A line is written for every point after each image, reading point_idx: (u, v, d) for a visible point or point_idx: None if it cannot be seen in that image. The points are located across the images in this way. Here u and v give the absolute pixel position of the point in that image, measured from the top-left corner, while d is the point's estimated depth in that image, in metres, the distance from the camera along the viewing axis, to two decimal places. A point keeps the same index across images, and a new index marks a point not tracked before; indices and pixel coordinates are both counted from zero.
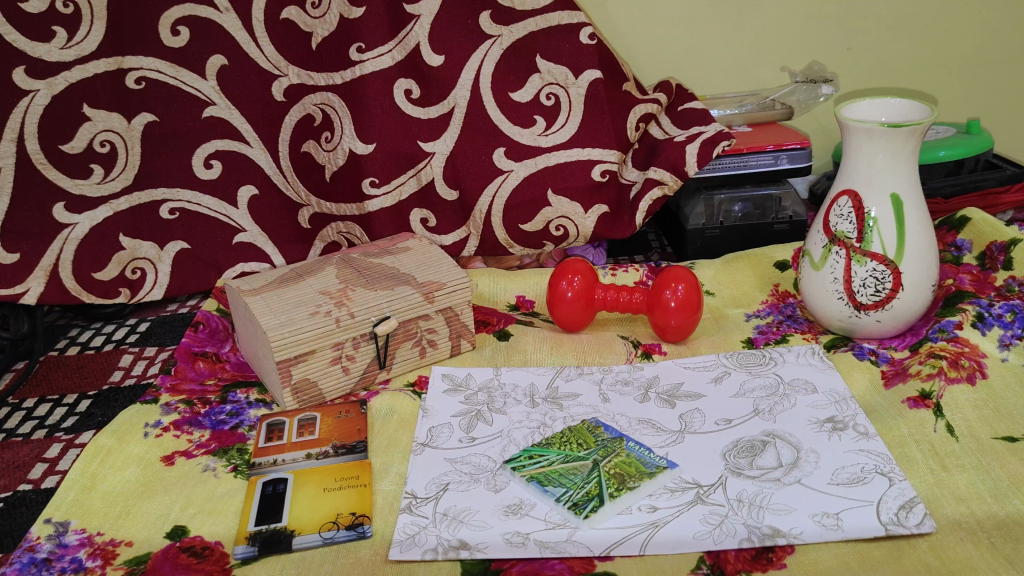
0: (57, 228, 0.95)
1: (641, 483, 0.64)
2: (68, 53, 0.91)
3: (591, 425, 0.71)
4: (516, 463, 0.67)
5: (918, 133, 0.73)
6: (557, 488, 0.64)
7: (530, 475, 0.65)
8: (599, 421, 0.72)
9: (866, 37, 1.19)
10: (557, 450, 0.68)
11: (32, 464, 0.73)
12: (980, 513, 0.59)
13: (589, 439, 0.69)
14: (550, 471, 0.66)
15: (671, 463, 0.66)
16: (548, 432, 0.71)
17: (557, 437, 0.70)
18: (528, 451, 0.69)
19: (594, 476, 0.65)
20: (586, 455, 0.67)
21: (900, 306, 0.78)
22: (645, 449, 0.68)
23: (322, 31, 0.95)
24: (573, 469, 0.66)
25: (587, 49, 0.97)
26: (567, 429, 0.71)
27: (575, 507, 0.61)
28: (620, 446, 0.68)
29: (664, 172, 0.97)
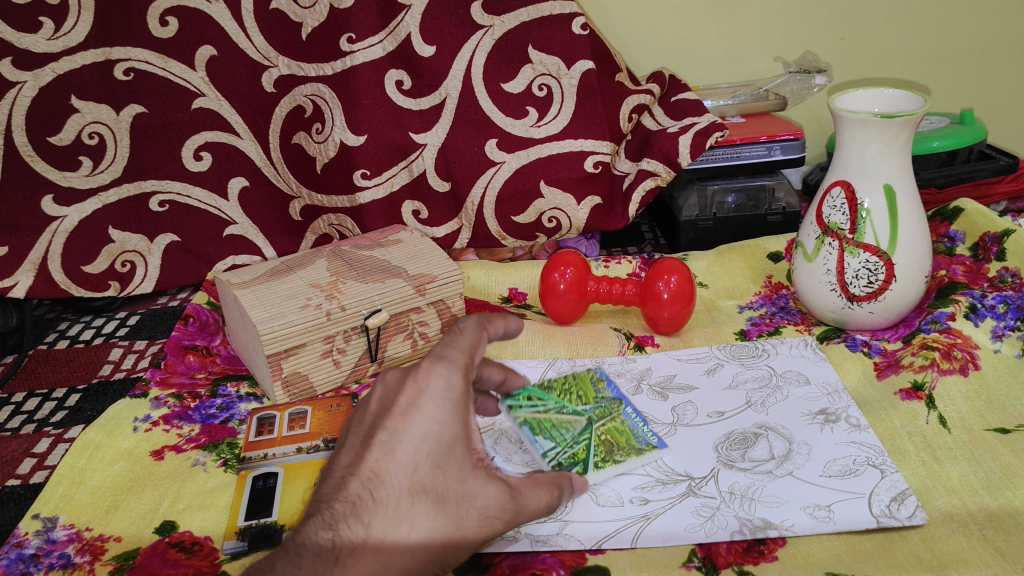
0: (46, 221, 0.94)
1: (628, 459, 0.65)
2: (56, 44, 0.90)
3: (594, 377, 0.74)
4: (514, 400, 0.66)
5: (912, 123, 0.73)
6: (547, 440, 0.64)
7: (525, 416, 0.66)
8: (603, 374, 0.75)
9: (860, 27, 1.19)
10: (556, 399, 0.69)
11: (21, 459, 0.73)
12: (971, 505, 0.59)
13: (590, 395, 0.71)
14: (545, 420, 0.66)
15: (662, 443, 0.66)
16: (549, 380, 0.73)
17: (560, 384, 0.72)
18: (531, 391, 0.69)
19: (586, 437, 0.66)
20: (583, 412, 0.68)
21: (893, 297, 0.78)
22: (640, 419, 0.69)
23: (311, 21, 0.94)
24: (566, 424, 0.67)
25: (579, 39, 0.96)
26: (570, 378, 0.73)
27: (559, 467, 0.62)
28: (616, 410, 0.70)
29: (658, 162, 0.97)
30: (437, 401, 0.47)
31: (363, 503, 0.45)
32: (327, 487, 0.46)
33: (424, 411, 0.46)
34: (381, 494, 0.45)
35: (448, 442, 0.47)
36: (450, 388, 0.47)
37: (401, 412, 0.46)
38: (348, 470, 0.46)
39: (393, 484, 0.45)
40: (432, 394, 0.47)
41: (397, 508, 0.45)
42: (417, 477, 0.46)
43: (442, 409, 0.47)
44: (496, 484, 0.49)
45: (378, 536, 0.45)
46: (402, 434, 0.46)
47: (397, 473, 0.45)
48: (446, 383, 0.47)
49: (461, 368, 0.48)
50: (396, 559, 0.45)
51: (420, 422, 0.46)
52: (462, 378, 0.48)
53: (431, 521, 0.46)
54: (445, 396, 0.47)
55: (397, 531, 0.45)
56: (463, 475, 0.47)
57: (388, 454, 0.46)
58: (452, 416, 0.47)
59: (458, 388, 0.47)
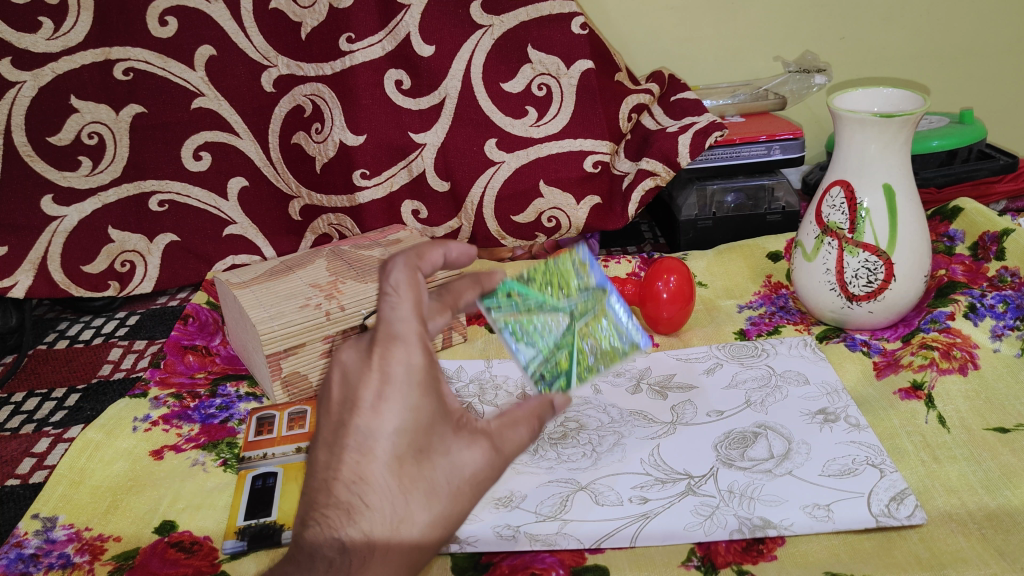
0: (46, 220, 0.94)
1: (611, 366, 0.63)
2: (55, 44, 0.90)
3: (576, 260, 0.67)
4: (492, 300, 0.61)
5: (911, 123, 0.72)
6: (528, 347, 0.62)
7: (506, 319, 0.61)
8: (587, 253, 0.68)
9: (860, 27, 1.19)
10: (537, 291, 0.64)
11: (21, 459, 0.73)
12: (970, 504, 0.59)
13: (572, 283, 0.66)
14: (526, 321, 0.63)
15: (646, 340, 0.64)
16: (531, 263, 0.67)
17: (539, 270, 0.66)
18: (510, 286, 0.63)
19: (569, 342, 0.63)
20: (564, 308, 0.64)
21: (892, 297, 0.78)
22: (623, 313, 0.66)
23: (311, 21, 0.93)
24: (546, 324, 0.63)
25: (579, 39, 0.96)
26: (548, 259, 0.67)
27: (542, 381, 0.61)
28: (599, 303, 0.66)
29: (657, 162, 0.97)
30: (401, 388, 0.42)
31: (356, 507, 0.42)
32: (313, 493, 0.43)
33: (391, 403, 0.42)
34: (371, 497, 0.42)
35: (425, 425, 0.43)
36: (412, 370, 0.42)
37: (369, 407, 0.42)
38: (328, 474, 0.42)
39: (379, 483, 0.42)
40: (396, 379, 0.42)
41: (391, 506, 0.42)
42: (402, 471, 0.42)
43: (410, 392, 0.42)
44: (483, 442, 0.45)
45: (382, 537, 0.42)
46: (375, 431, 0.42)
47: (380, 472, 0.42)
48: (406, 366, 0.42)
49: (417, 344, 0.43)
50: (405, 551, 0.42)
51: (390, 414, 0.42)
52: (424, 354, 0.43)
53: (430, 505, 0.43)
54: (409, 380, 0.42)
55: (396, 529, 0.42)
56: (446, 444, 0.44)
57: (365, 454, 0.41)
58: (422, 398, 0.42)
59: (422, 364, 0.43)
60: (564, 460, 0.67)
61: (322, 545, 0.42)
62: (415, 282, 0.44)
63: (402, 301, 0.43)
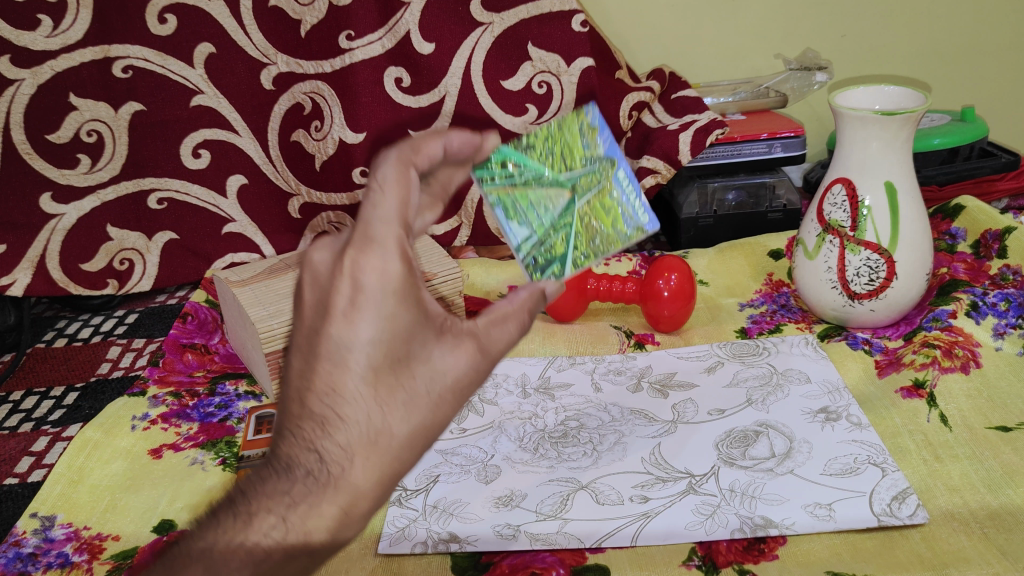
0: (45, 218, 0.94)
1: (612, 250, 0.63)
2: (54, 42, 0.89)
3: (583, 121, 0.63)
4: (484, 172, 0.60)
5: (912, 121, 0.72)
6: (522, 227, 0.60)
7: (498, 195, 0.60)
8: (596, 113, 0.63)
9: (861, 25, 1.18)
10: (537, 161, 0.61)
11: (19, 458, 0.73)
12: (972, 503, 0.59)
13: (577, 153, 0.62)
14: (520, 197, 0.60)
15: (651, 225, 0.63)
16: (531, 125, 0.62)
17: (541, 134, 0.62)
18: (505, 154, 0.60)
19: (570, 222, 0.61)
20: (566, 183, 0.61)
21: (894, 295, 0.77)
22: (630, 186, 0.63)
23: (311, 18, 0.93)
24: (545, 200, 0.61)
25: (580, 36, 0.95)
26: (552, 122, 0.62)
27: (534, 267, 0.61)
28: (606, 176, 0.63)
29: (658, 160, 0.97)
30: (376, 297, 0.40)
31: (331, 418, 0.40)
32: (288, 407, 0.42)
33: (365, 311, 0.40)
34: (346, 408, 0.40)
35: (402, 333, 0.41)
36: (386, 278, 0.40)
37: (341, 314, 0.40)
38: (302, 386, 0.41)
39: (353, 396, 0.40)
40: (372, 287, 0.40)
41: (368, 417, 0.41)
42: (378, 380, 0.41)
43: (387, 302, 0.40)
44: (465, 346, 0.44)
45: (359, 450, 0.41)
46: (348, 341, 0.40)
47: (355, 383, 0.40)
48: (379, 273, 0.40)
49: (394, 248, 0.40)
50: (384, 462, 0.41)
51: (364, 323, 0.40)
52: (401, 260, 0.40)
53: (409, 416, 0.41)
54: (384, 287, 0.40)
55: (375, 441, 0.41)
56: (427, 351, 0.42)
57: (339, 365, 0.40)
58: (399, 306, 0.40)
59: (399, 272, 0.40)
60: (565, 459, 0.67)
61: (298, 457, 0.41)
62: (402, 179, 0.43)
63: (382, 199, 0.42)
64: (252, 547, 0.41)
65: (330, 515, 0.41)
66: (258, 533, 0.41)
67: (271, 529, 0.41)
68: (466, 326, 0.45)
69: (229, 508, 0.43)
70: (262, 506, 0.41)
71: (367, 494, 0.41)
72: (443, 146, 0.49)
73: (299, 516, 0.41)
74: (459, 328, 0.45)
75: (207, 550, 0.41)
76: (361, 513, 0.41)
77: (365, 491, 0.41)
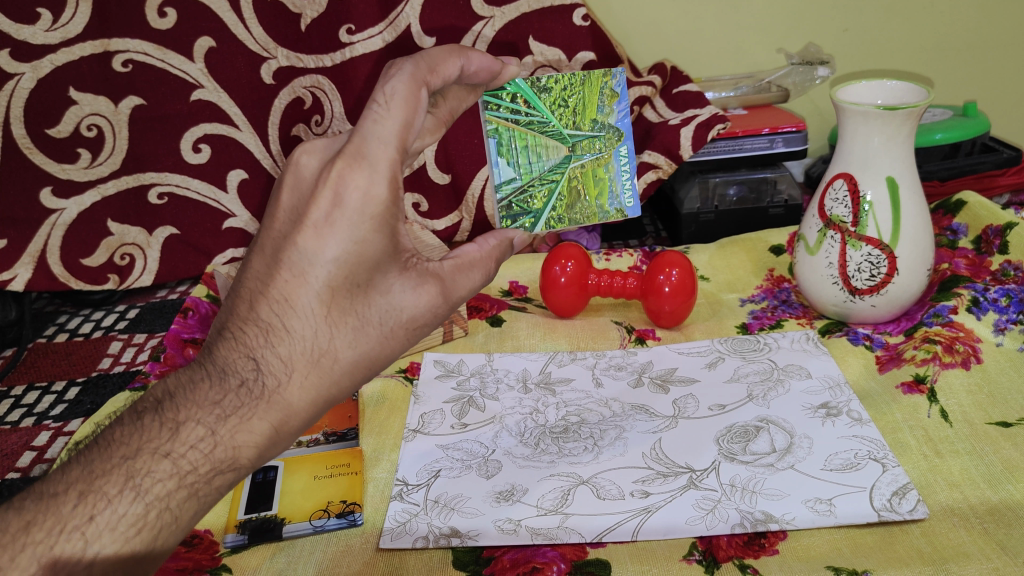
0: (45, 213, 0.94)
1: (587, 222, 0.76)
2: (53, 36, 0.89)
3: (607, 85, 0.73)
4: (494, 99, 0.71)
5: (914, 116, 0.72)
6: (510, 167, 0.72)
7: (495, 127, 0.71)
8: (623, 83, 0.73)
9: (862, 19, 1.18)
10: (552, 111, 0.72)
11: (21, 452, 0.73)
12: (972, 499, 0.59)
13: (590, 115, 0.73)
14: (516, 136, 0.72)
15: (630, 210, 0.77)
16: (558, 73, 0.72)
17: (562, 85, 0.72)
18: (521, 90, 0.71)
19: (557, 178, 0.74)
20: (568, 140, 0.73)
21: (894, 290, 0.77)
22: (627, 162, 0.75)
23: (311, 12, 0.93)
24: (542, 149, 0.73)
25: (580, 31, 0.97)
26: (581, 78, 0.72)
27: (508, 210, 0.74)
28: (608, 148, 0.75)
29: (659, 155, 0.98)
30: (350, 218, 0.45)
31: (276, 326, 0.46)
32: (239, 309, 0.47)
33: (337, 230, 0.45)
34: (295, 321, 0.46)
35: (366, 259, 0.46)
36: (368, 200, 0.45)
37: (313, 227, 0.45)
38: (259, 291, 0.46)
39: (303, 311, 0.46)
40: (348, 207, 0.45)
41: (316, 335, 0.46)
42: (333, 301, 0.46)
43: (360, 228, 0.45)
44: (424, 288, 0.50)
45: (301, 365, 0.46)
46: (312, 255, 0.45)
47: (309, 298, 0.46)
48: (363, 192, 0.45)
49: (382, 172, 0.46)
50: (323, 382, 0.47)
51: (333, 241, 0.45)
52: (385, 186, 0.46)
53: (355, 342, 0.47)
54: (362, 210, 0.45)
55: (319, 358, 0.46)
56: (388, 284, 0.48)
57: (299, 277, 0.45)
58: (372, 233, 0.46)
59: (377, 198, 0.45)
60: (566, 454, 0.67)
61: (235, 365, 0.46)
62: (410, 98, 0.48)
63: (387, 115, 0.47)
64: (176, 458, 0.45)
65: (261, 430, 0.46)
66: (184, 444, 0.45)
67: (198, 441, 0.45)
68: (431, 268, 0.51)
69: (155, 412, 0.47)
70: (192, 416, 0.46)
71: (297, 412, 0.47)
72: (460, 66, 0.56)
73: (231, 423, 0.46)
74: (424, 269, 0.50)
75: (129, 458, 0.45)
76: (289, 430, 0.47)
77: (295, 407, 0.47)
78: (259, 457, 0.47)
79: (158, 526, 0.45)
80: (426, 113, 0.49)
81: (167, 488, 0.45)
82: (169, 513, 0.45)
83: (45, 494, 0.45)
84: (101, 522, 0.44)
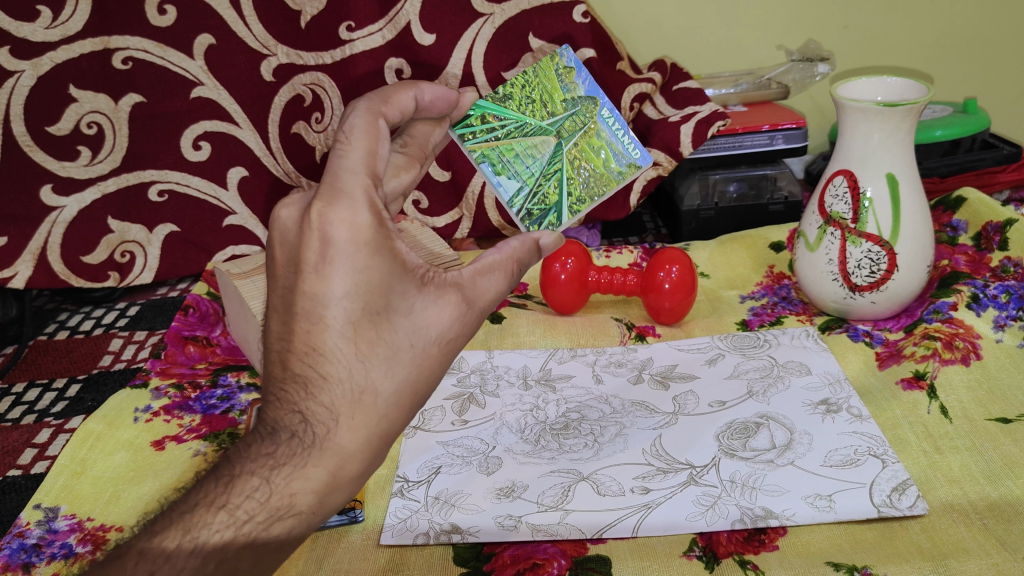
0: (45, 211, 0.94)
1: (606, 189, 0.74)
2: (53, 33, 0.89)
3: (560, 70, 0.76)
4: (467, 129, 0.71)
5: (914, 112, 0.72)
6: (510, 179, 0.72)
7: (482, 150, 0.71)
8: (573, 62, 0.76)
9: (862, 15, 1.18)
10: (518, 112, 0.74)
11: (21, 450, 0.73)
12: (972, 494, 0.59)
13: (557, 96, 0.75)
14: (503, 149, 0.72)
15: (642, 159, 0.75)
16: (509, 81, 0.75)
17: (518, 85, 0.74)
18: (486, 109, 0.72)
19: (560, 166, 0.73)
20: (550, 129, 0.74)
21: (895, 287, 0.78)
22: (614, 124, 0.75)
23: (311, 9, 0.93)
24: (529, 151, 0.73)
25: (580, 27, 0.97)
26: (530, 74, 0.75)
27: (529, 217, 0.73)
28: (591, 113, 0.75)
29: (659, 152, 0.97)
30: (344, 252, 0.45)
31: (313, 376, 0.46)
32: (274, 371, 0.47)
33: (337, 267, 0.45)
34: (329, 367, 0.46)
35: (374, 286, 0.46)
36: (355, 230, 0.45)
37: (314, 271, 0.46)
38: (286, 347, 0.47)
39: (332, 354, 0.46)
40: (339, 245, 0.45)
41: (351, 374, 0.46)
42: (359, 336, 0.46)
43: (359, 258, 0.46)
44: (447, 299, 0.50)
45: (346, 408, 0.46)
46: (323, 300, 0.46)
47: (334, 340, 0.46)
48: (349, 224, 0.45)
49: (361, 200, 0.46)
50: (371, 418, 0.47)
51: (338, 278, 0.45)
52: (367, 212, 0.46)
53: (391, 372, 0.47)
54: (354, 241, 0.45)
55: (361, 395, 0.46)
56: (407, 305, 0.48)
57: (318, 323, 0.46)
58: (371, 259, 0.46)
59: (366, 225, 0.46)
60: (566, 450, 0.67)
61: (283, 421, 0.47)
62: (369, 128, 0.49)
63: (350, 149, 0.48)
64: (233, 509, 0.46)
65: (318, 476, 0.46)
66: (240, 495, 0.46)
67: (254, 492, 0.46)
68: (449, 278, 0.51)
69: (212, 473, 0.48)
70: (245, 470, 0.47)
71: (354, 454, 0.47)
72: (414, 96, 0.57)
73: (284, 475, 0.46)
74: (442, 280, 0.50)
75: (187, 513, 0.46)
76: (350, 474, 0.47)
77: (350, 450, 0.47)
78: (321, 503, 0.47)
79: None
80: (390, 138, 0.50)
81: (225, 539, 0.45)
82: (227, 564, 0.45)
83: (108, 556, 0.46)
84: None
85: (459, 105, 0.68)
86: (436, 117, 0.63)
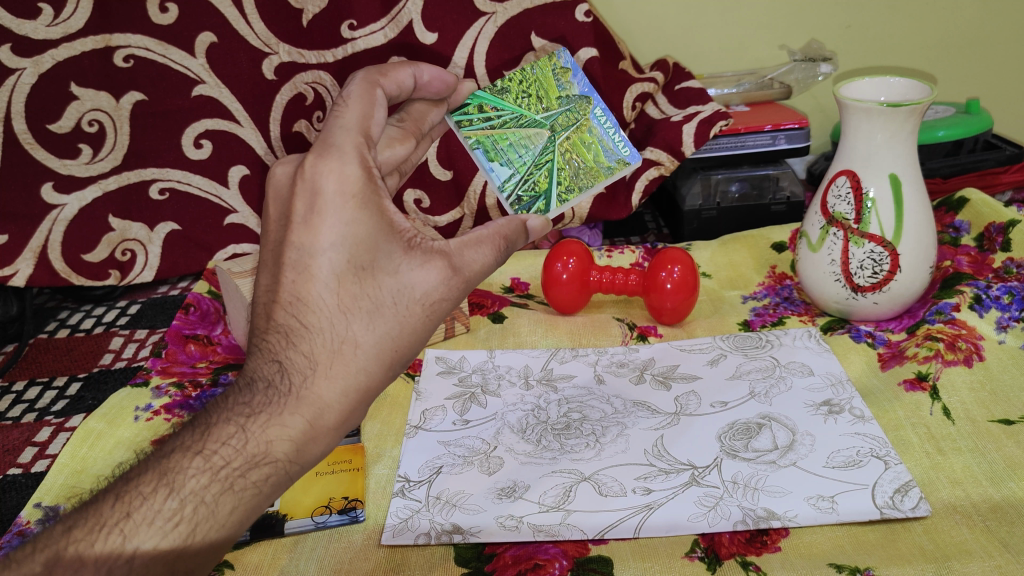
0: (46, 209, 0.94)
1: (594, 183, 0.74)
2: (55, 31, 0.88)
3: (558, 70, 0.77)
4: (464, 116, 0.72)
5: (918, 113, 0.72)
6: (503, 167, 0.72)
7: (477, 137, 0.72)
8: (572, 63, 0.77)
9: (864, 16, 1.18)
10: (514, 104, 0.74)
11: (22, 448, 0.73)
12: (975, 496, 0.59)
13: (552, 94, 0.76)
14: (497, 138, 0.73)
15: (632, 157, 0.75)
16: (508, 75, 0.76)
17: (516, 79, 0.75)
18: (484, 99, 0.73)
19: (551, 158, 0.73)
20: (544, 122, 0.74)
21: (898, 288, 0.77)
22: (606, 122, 0.76)
23: (312, 7, 0.92)
24: (522, 142, 0.73)
25: (583, 26, 0.97)
26: (530, 72, 0.76)
27: (519, 203, 0.72)
28: (585, 111, 0.75)
29: (660, 152, 0.98)
30: (332, 203, 0.47)
31: (294, 326, 0.47)
32: (259, 320, 0.48)
33: (325, 218, 0.47)
34: (311, 317, 0.47)
35: (360, 240, 0.47)
36: (344, 182, 0.47)
37: (302, 222, 0.47)
38: (272, 298, 0.48)
39: (315, 305, 0.47)
40: (328, 197, 0.47)
41: (333, 326, 0.47)
42: (342, 288, 0.47)
43: (346, 211, 0.47)
44: (433, 264, 0.50)
45: (325, 358, 0.47)
46: (310, 249, 0.47)
47: (318, 291, 0.47)
48: (337, 176, 0.47)
49: (351, 154, 0.48)
50: (350, 370, 0.47)
51: (324, 228, 0.47)
52: (357, 165, 0.48)
53: (372, 326, 0.48)
54: (342, 192, 0.47)
55: (340, 347, 0.47)
56: (394, 265, 0.49)
57: (303, 273, 0.47)
58: (357, 211, 0.47)
59: (354, 179, 0.47)
60: (567, 450, 0.67)
61: (262, 371, 0.48)
62: (365, 95, 0.52)
63: (346, 111, 0.51)
64: (209, 455, 0.46)
65: (295, 424, 0.46)
66: (216, 442, 0.46)
67: (229, 439, 0.46)
68: (436, 246, 0.51)
69: (190, 424, 0.49)
70: (222, 418, 0.47)
71: (331, 405, 0.47)
72: (412, 75, 0.59)
73: (259, 423, 0.46)
74: (429, 246, 0.50)
75: (164, 459, 0.46)
76: (327, 426, 0.47)
77: (327, 400, 0.47)
78: (297, 453, 0.47)
79: (195, 522, 0.44)
80: (387, 108, 0.53)
81: (201, 483, 0.45)
82: (204, 506, 0.45)
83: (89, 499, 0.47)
84: (137, 518, 0.44)
85: (458, 91, 0.70)
86: (434, 98, 0.65)
